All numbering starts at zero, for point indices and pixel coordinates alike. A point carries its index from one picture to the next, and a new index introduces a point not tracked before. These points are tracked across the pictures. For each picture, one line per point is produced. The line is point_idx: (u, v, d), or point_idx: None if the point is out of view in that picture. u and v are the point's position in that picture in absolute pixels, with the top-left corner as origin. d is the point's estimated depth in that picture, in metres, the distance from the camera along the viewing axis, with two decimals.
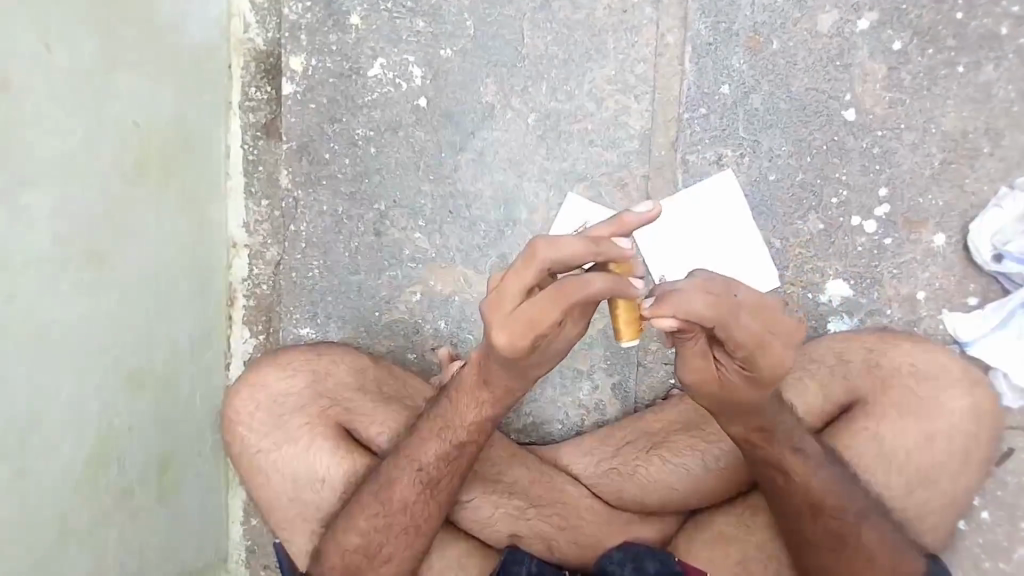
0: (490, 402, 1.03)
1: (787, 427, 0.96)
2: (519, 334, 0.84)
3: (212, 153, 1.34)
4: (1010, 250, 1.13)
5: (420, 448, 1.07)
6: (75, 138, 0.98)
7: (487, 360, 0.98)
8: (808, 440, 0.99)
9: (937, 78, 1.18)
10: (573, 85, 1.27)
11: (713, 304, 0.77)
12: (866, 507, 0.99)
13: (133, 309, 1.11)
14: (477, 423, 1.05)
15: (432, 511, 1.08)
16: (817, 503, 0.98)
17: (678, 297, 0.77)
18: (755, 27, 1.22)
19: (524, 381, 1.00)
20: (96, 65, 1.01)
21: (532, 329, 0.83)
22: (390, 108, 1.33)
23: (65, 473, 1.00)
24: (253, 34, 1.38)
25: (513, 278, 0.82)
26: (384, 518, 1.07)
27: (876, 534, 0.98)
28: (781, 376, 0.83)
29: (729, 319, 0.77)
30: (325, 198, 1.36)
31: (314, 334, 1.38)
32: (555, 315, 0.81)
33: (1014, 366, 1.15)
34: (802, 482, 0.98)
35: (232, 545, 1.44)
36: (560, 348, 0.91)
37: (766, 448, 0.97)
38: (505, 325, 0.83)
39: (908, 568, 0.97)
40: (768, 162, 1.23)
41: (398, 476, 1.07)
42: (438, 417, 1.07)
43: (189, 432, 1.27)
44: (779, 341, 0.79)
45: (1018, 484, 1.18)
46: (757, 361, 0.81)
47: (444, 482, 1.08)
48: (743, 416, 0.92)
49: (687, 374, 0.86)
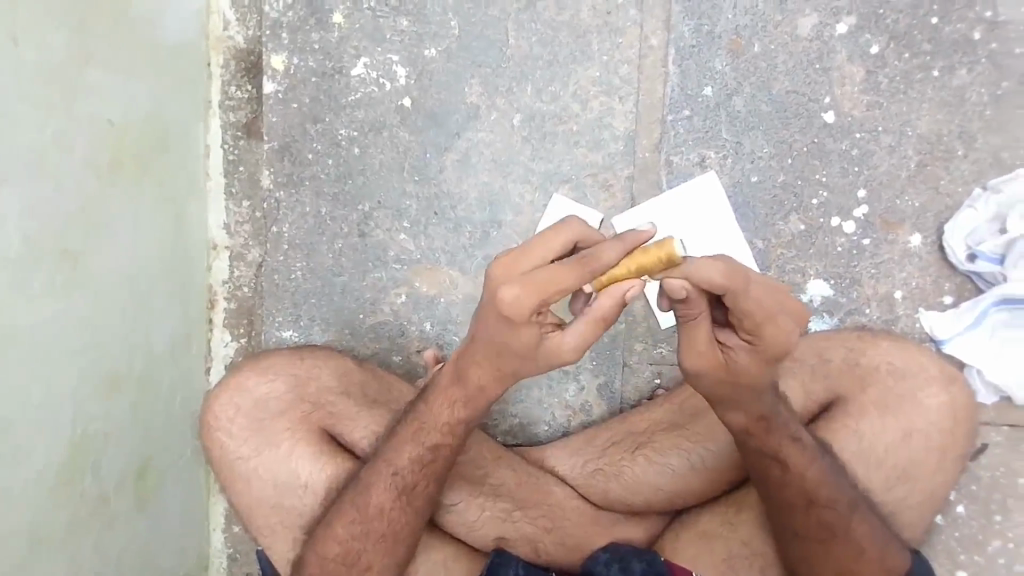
0: (467, 407, 1.02)
1: (784, 419, 0.97)
2: (527, 299, 0.80)
3: (190, 151, 1.31)
4: (984, 250, 1.17)
5: (397, 452, 1.06)
6: (47, 135, 0.95)
7: (467, 360, 0.96)
8: (805, 431, 1.00)
9: (913, 81, 1.21)
10: (558, 86, 1.27)
11: (730, 275, 0.78)
12: (856, 499, 1.00)
13: (109, 312, 1.09)
14: (451, 427, 1.04)
15: (408, 518, 1.07)
16: (810, 495, 0.99)
17: (695, 263, 0.78)
18: (737, 30, 1.23)
19: (504, 386, 0.97)
20: (69, 63, 0.98)
21: (544, 289, 0.79)
22: (374, 108, 1.31)
23: (37, 481, 0.96)
24: (233, 32, 1.36)
25: (543, 241, 0.82)
26: (362, 526, 1.06)
27: (865, 528, 0.99)
28: (784, 354, 0.85)
29: (743, 289, 0.79)
30: (308, 199, 1.34)
31: (297, 337, 1.36)
32: (572, 281, 0.77)
33: (987, 363, 1.19)
34: (798, 473, 0.99)
35: (213, 553, 1.42)
36: (545, 354, 0.88)
37: (763, 440, 0.97)
38: (516, 285, 0.80)
39: (895, 561, 0.99)
40: (750, 164, 1.24)
41: (375, 482, 1.06)
42: (415, 421, 1.06)
43: (167, 440, 1.24)
44: (788, 320, 0.82)
45: (992, 478, 1.22)
46: (764, 336, 0.83)
47: (418, 488, 1.06)
48: (741, 404, 0.93)
49: (692, 359, 0.87)
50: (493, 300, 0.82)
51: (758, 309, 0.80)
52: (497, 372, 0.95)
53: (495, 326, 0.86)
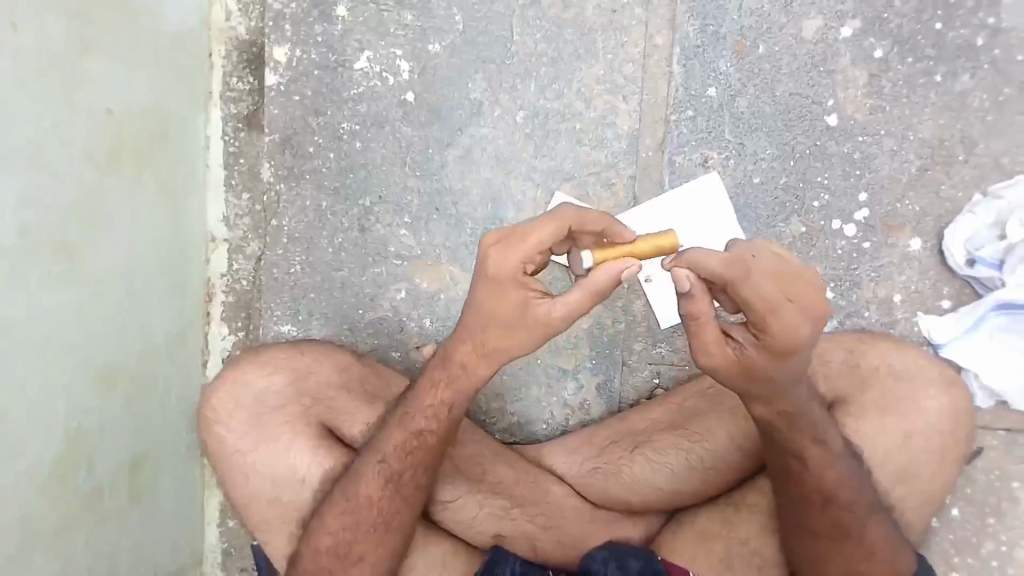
0: (451, 388, 1.03)
1: (812, 418, 0.96)
2: (513, 251, 0.89)
3: (190, 143, 1.30)
4: (983, 255, 1.17)
5: (385, 439, 1.06)
6: (45, 123, 0.94)
7: (454, 333, 1.01)
8: (832, 433, 0.98)
9: (916, 86, 1.21)
10: (562, 84, 1.27)
11: (729, 264, 0.79)
12: (876, 503, 0.99)
13: (106, 303, 1.08)
14: (436, 410, 1.04)
15: (400, 507, 1.05)
16: (826, 495, 0.98)
17: (695, 252, 0.80)
18: (741, 31, 1.23)
19: (492, 366, 1.00)
20: (69, 54, 0.97)
21: (522, 237, 0.89)
22: (375, 102, 1.31)
23: (30, 474, 0.95)
24: (235, 23, 1.35)
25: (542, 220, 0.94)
26: (352, 516, 1.04)
27: (881, 532, 0.98)
28: (788, 350, 0.84)
29: (744, 280, 0.79)
30: (308, 192, 1.33)
31: (295, 332, 1.35)
32: (545, 227, 0.88)
33: (985, 368, 1.19)
34: (817, 473, 0.97)
35: (208, 547, 1.40)
36: (533, 321, 0.91)
37: (788, 436, 0.96)
38: (503, 241, 0.90)
39: (903, 561, 1.00)
40: (752, 165, 1.24)
41: (363, 472, 1.05)
42: (403, 407, 1.06)
43: (163, 433, 1.23)
44: (795, 315, 0.81)
45: (987, 481, 1.22)
46: (769, 330, 0.82)
47: (406, 476, 1.05)
48: (763, 398, 0.92)
49: (702, 357, 0.87)
50: (482, 263, 0.92)
51: (761, 302, 0.80)
52: (480, 347, 0.98)
53: (481, 289, 0.93)
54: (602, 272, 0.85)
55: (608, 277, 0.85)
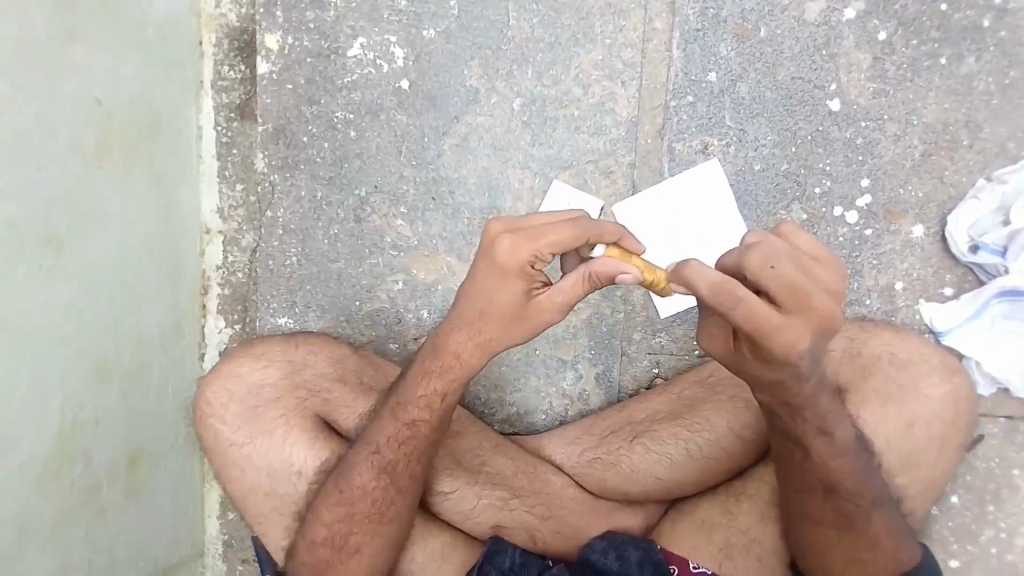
0: (444, 379, 1.02)
1: (822, 410, 0.90)
2: (525, 248, 0.88)
3: (181, 134, 1.28)
4: (987, 241, 1.15)
5: (377, 430, 1.05)
6: (29, 115, 0.92)
7: (446, 321, 1.00)
8: (841, 426, 0.94)
9: (920, 69, 1.18)
10: (560, 70, 1.24)
11: (717, 290, 0.73)
12: (882, 495, 0.98)
13: (97, 297, 1.07)
14: (429, 400, 1.03)
15: (394, 498, 1.05)
16: (828, 484, 0.96)
17: (689, 266, 0.75)
18: (743, 14, 1.21)
19: (481, 355, 0.99)
20: (51, 44, 0.95)
21: (535, 238, 0.88)
22: (370, 89, 1.29)
23: (25, 471, 0.95)
24: (225, 9, 1.32)
25: (546, 211, 0.92)
26: (347, 508, 1.04)
27: (884, 522, 0.97)
28: (786, 363, 0.80)
29: (728, 309, 0.74)
30: (303, 182, 1.32)
31: (291, 324, 1.35)
32: (561, 235, 0.87)
33: (988, 357, 1.17)
34: (821, 464, 0.94)
35: (209, 539, 1.41)
36: (531, 311, 0.93)
37: (789, 430, 0.93)
38: (516, 232, 0.89)
39: (909, 551, 0.98)
40: (753, 152, 1.22)
41: (356, 463, 1.05)
42: (394, 398, 1.06)
43: (160, 425, 1.23)
44: (794, 329, 0.76)
45: (987, 469, 1.22)
46: (765, 345, 0.78)
47: (399, 467, 1.04)
48: (772, 390, 0.87)
49: (705, 339, 0.85)
50: (490, 251, 0.91)
51: (750, 325, 0.75)
52: (472, 337, 0.98)
53: (485, 276, 0.92)
54: (604, 269, 0.86)
55: (606, 275, 0.87)
